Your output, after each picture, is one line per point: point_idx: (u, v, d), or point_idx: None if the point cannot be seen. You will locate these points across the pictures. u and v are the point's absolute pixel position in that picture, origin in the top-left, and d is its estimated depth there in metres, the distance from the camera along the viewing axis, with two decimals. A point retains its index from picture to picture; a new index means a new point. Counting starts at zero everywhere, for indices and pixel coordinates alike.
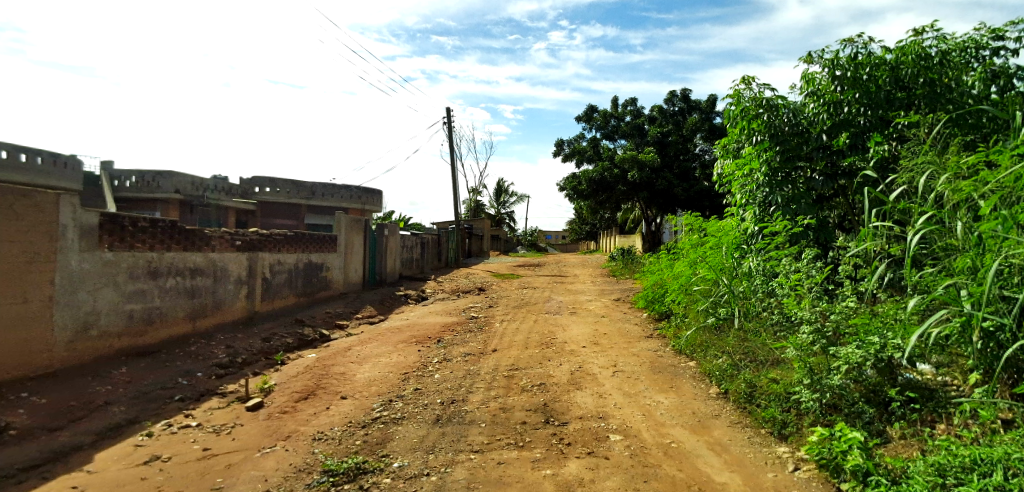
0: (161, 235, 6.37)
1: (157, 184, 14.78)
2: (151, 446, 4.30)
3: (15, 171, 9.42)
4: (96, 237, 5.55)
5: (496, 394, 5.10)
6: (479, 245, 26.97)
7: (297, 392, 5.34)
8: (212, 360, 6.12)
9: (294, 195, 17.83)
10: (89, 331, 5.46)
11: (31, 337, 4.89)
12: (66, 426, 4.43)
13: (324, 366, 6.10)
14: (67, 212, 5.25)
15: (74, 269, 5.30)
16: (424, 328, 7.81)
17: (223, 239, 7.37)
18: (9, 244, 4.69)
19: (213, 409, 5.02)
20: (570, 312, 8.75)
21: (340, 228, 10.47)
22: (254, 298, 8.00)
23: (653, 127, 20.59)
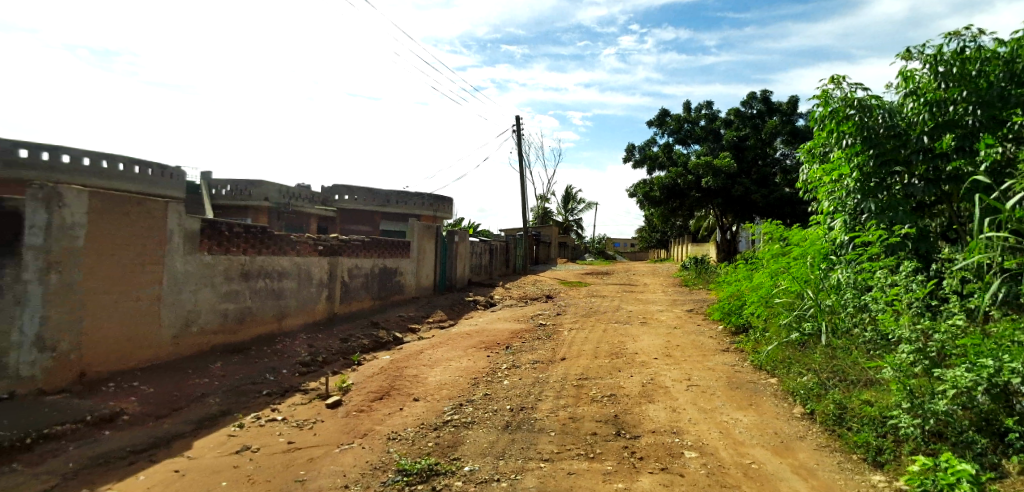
0: (254, 240, 6.85)
1: (249, 193, 16.01)
2: (242, 436, 4.61)
3: (130, 181, 10.50)
4: (198, 241, 6.05)
5: (566, 403, 5.05)
6: (545, 252, 27.03)
7: (373, 392, 5.55)
8: (296, 358, 6.49)
9: (370, 202, 18.67)
10: (191, 327, 5.97)
11: (141, 331, 5.42)
12: (169, 414, 4.85)
13: (397, 368, 6.31)
14: (174, 219, 5.76)
15: (179, 271, 5.81)
16: (493, 334, 7.89)
17: (307, 244, 7.82)
18: (126, 247, 5.22)
19: (296, 405, 5.32)
20: (641, 322, 8.55)
21: (414, 235, 10.83)
22: (334, 300, 8.42)
23: (730, 131, 19.82)
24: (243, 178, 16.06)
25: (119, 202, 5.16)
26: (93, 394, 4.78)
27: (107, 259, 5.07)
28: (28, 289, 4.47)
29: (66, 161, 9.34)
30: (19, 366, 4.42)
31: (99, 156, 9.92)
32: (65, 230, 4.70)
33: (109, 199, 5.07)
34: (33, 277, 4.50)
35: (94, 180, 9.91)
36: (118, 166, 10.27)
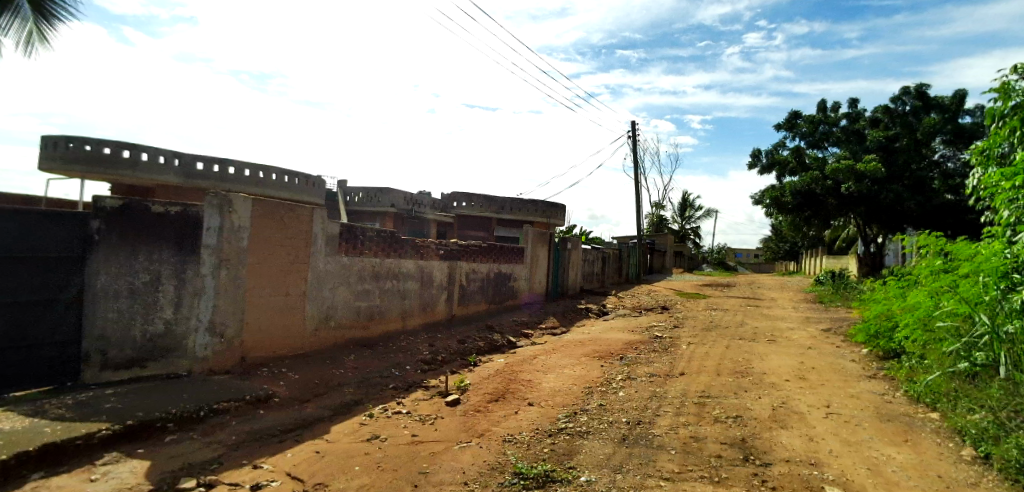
0: (384, 243, 7.37)
1: (378, 199, 17.37)
2: (372, 425, 4.97)
3: (282, 190, 11.77)
4: (337, 244, 6.64)
5: (686, 421, 4.81)
6: (660, 261, 26.11)
7: (489, 393, 5.71)
8: (418, 356, 6.88)
9: (486, 209, 19.34)
10: (329, 321, 6.57)
11: (289, 323, 6.06)
12: (311, 399, 5.36)
13: (512, 372, 6.43)
14: (319, 223, 6.37)
15: (321, 270, 6.41)
16: (607, 344, 7.75)
17: (430, 248, 8.27)
18: (279, 248, 5.88)
19: (419, 400, 5.63)
20: (769, 340, 7.92)
21: (528, 241, 11.01)
22: (452, 302, 8.82)
23: (876, 131, 17.79)
24: (374, 186, 17.47)
25: (275, 208, 5.82)
26: (251, 376, 5.43)
27: (265, 257, 5.74)
28: (204, 282, 5.21)
29: (233, 172, 10.72)
30: (196, 347, 5.20)
31: (258, 167, 11.25)
32: (234, 233, 5.38)
33: (268, 205, 5.73)
34: (209, 271, 5.23)
35: (254, 189, 11.26)
36: (273, 176, 11.58)
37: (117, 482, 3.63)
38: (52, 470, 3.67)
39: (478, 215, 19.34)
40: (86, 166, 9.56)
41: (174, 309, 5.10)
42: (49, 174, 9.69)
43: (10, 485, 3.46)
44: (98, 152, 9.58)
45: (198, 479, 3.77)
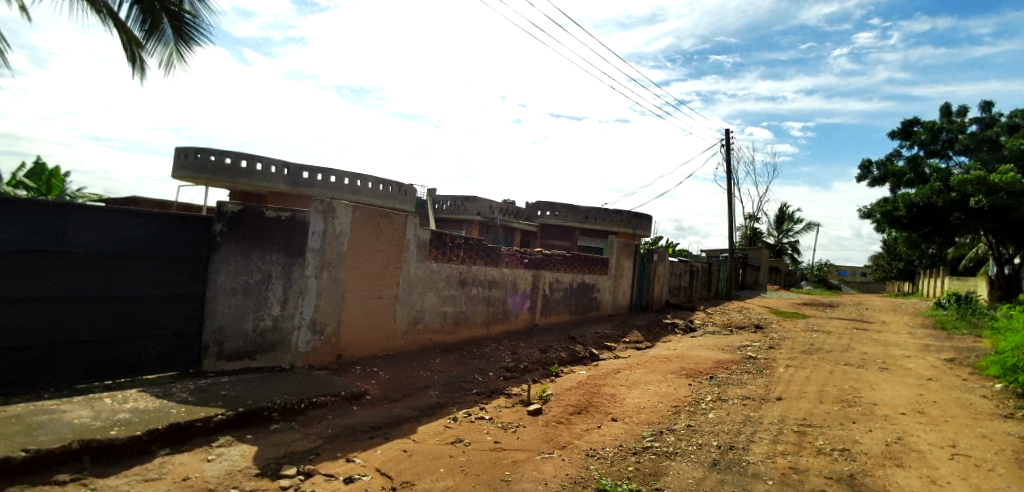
0: (471, 251, 7.55)
1: (465, 207, 17.89)
2: (456, 429, 5.08)
3: (377, 196, 12.42)
4: (427, 250, 6.88)
5: (784, 450, 4.49)
6: (753, 277, 24.72)
7: (571, 405, 5.65)
8: (501, 363, 6.96)
9: (570, 218, 19.32)
10: (417, 325, 6.82)
11: (381, 325, 6.37)
12: (399, 399, 5.58)
13: (595, 385, 6.33)
14: (411, 230, 6.64)
15: (412, 275, 6.68)
16: (695, 361, 7.44)
17: (515, 256, 8.37)
18: (375, 253, 6.21)
19: (502, 407, 5.69)
20: (880, 367, 7.22)
21: (612, 252, 10.85)
22: (535, 311, 8.86)
23: (1015, 137, 15.76)
24: (462, 195, 18.01)
25: (372, 214, 6.14)
26: (346, 373, 5.75)
27: (362, 261, 6.07)
28: (308, 283, 5.59)
29: (333, 180, 11.45)
30: (299, 344, 5.57)
31: (356, 176, 11.93)
32: (335, 237, 5.71)
33: (367, 212, 6.05)
34: (312, 273, 5.60)
35: (351, 196, 11.95)
36: (368, 184, 12.23)
37: (229, 464, 3.96)
38: (175, 447, 4.09)
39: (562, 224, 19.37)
40: (210, 175, 10.65)
41: (280, 306, 5.63)
42: (180, 182, 10.90)
43: (142, 458, 3.89)
44: (220, 162, 10.64)
45: (298, 467, 4.04)
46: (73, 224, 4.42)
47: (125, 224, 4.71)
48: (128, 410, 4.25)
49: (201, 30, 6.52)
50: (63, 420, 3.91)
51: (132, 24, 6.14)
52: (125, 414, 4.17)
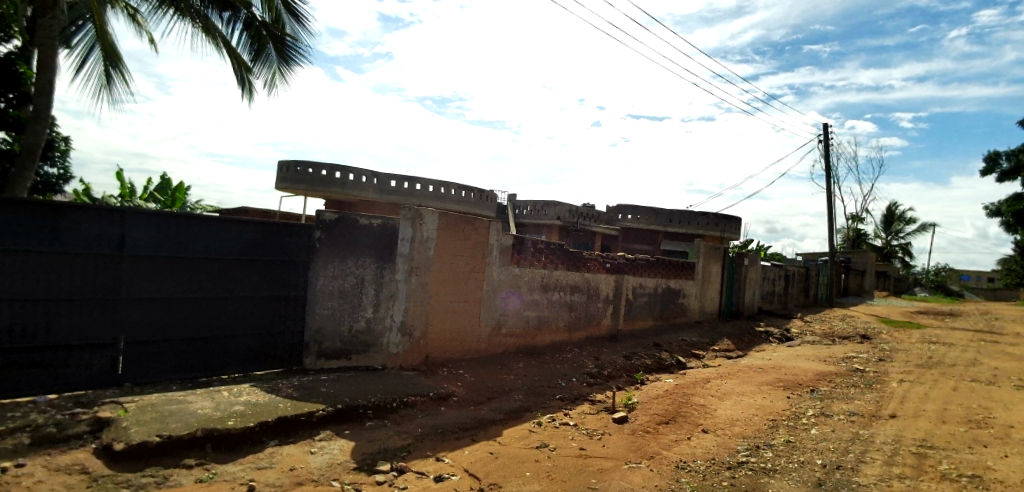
0: (553, 255, 7.55)
1: (545, 212, 17.97)
2: (540, 433, 5.09)
3: (459, 203, 12.76)
4: (509, 254, 6.96)
5: (900, 474, 4.09)
6: (856, 282, 22.81)
7: (659, 415, 5.49)
8: (584, 368, 6.91)
9: (654, 222, 18.87)
10: (501, 329, 6.93)
11: (466, 329, 6.53)
12: (484, 401, 5.68)
13: (683, 394, 6.11)
14: (495, 235, 6.74)
15: (495, 280, 6.79)
16: (793, 373, 6.96)
17: (597, 261, 8.28)
18: (460, 257, 6.37)
19: (586, 414, 5.63)
20: (1017, 385, 6.39)
21: (699, 256, 10.45)
22: (618, 316, 8.71)
23: None
24: (542, 199, 18.11)
25: (457, 220, 6.32)
26: (433, 375, 5.94)
27: (447, 266, 6.26)
28: (398, 287, 5.90)
29: (419, 187, 11.90)
30: (391, 345, 5.90)
31: (439, 184, 12.33)
32: (423, 243, 6.01)
33: (452, 219, 6.25)
34: (401, 277, 5.91)
35: (435, 203, 12.37)
36: (451, 191, 12.60)
37: (329, 457, 4.22)
38: (282, 439, 4.41)
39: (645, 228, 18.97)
40: (309, 186, 11.44)
41: (373, 309, 5.83)
42: (283, 193, 11.80)
43: (255, 447, 4.24)
44: (317, 174, 11.40)
45: (392, 463, 4.23)
46: (193, 231, 4.91)
47: (238, 231, 5.17)
48: (242, 402, 4.65)
49: (300, 50, 7.01)
50: (189, 409, 4.35)
51: (242, 50, 6.72)
52: (239, 406, 4.56)
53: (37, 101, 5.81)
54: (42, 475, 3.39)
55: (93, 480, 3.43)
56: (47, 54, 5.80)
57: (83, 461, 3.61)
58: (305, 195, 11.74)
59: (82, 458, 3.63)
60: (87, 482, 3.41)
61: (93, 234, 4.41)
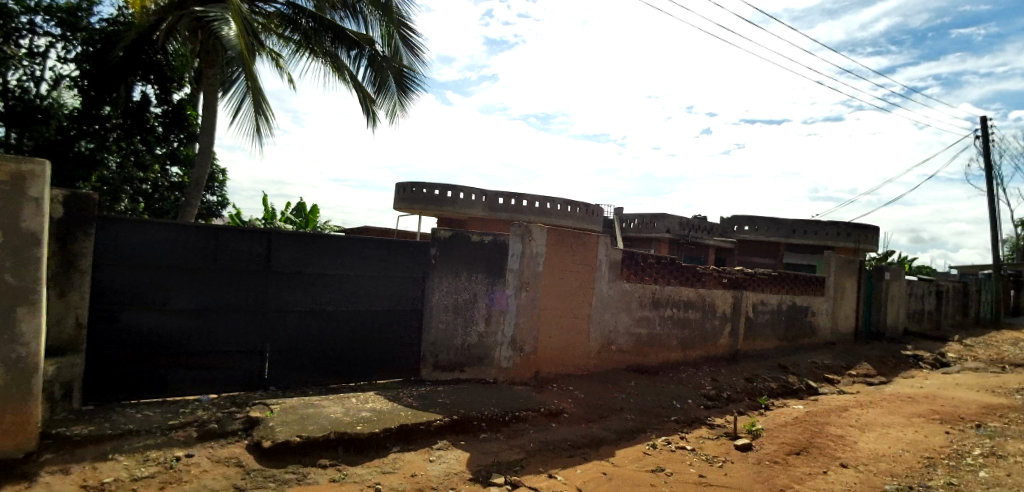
0: (664, 270, 7.31)
1: (654, 225, 17.39)
2: (655, 457, 4.89)
3: (564, 217, 12.79)
4: (619, 270, 6.83)
5: None
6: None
7: (788, 444, 5.04)
8: (701, 390, 6.57)
9: (775, 233, 17.77)
10: (611, 346, 6.82)
11: (575, 344, 6.49)
12: (596, 420, 5.58)
13: (816, 423, 5.58)
14: (603, 250, 6.65)
15: (604, 295, 6.70)
16: (952, 405, 6.10)
17: (713, 276, 7.87)
18: (568, 273, 6.37)
19: (704, 438, 5.34)
20: None
21: (829, 270, 9.54)
22: (737, 335, 8.19)
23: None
24: (650, 213, 17.58)
25: (566, 236, 6.32)
26: (544, 390, 5.97)
27: (556, 281, 6.29)
28: (509, 302, 6.03)
29: (525, 204, 12.12)
30: (502, 359, 6.03)
31: (542, 200, 12.49)
32: (532, 258, 6.08)
33: (561, 234, 6.27)
34: (513, 292, 6.03)
35: (541, 219, 12.51)
36: (557, 206, 12.68)
37: (446, 466, 4.38)
38: (404, 446, 4.64)
39: (764, 240, 17.92)
40: (422, 205, 12.11)
41: (485, 324, 6.01)
42: (400, 213, 12.60)
43: (380, 452, 4.51)
44: (430, 194, 12.06)
45: (506, 477, 4.29)
46: (327, 249, 5.40)
47: (363, 248, 5.60)
48: (368, 409, 4.98)
49: (416, 80, 7.52)
50: (323, 413, 4.74)
51: (367, 84, 7.33)
52: (366, 412, 4.89)
53: (202, 140, 6.76)
54: (207, 465, 3.87)
55: (247, 473, 3.86)
56: (212, 99, 6.75)
57: (238, 455, 4.07)
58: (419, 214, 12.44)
59: (238, 453, 4.10)
60: (242, 474, 3.84)
61: (247, 252, 5.01)
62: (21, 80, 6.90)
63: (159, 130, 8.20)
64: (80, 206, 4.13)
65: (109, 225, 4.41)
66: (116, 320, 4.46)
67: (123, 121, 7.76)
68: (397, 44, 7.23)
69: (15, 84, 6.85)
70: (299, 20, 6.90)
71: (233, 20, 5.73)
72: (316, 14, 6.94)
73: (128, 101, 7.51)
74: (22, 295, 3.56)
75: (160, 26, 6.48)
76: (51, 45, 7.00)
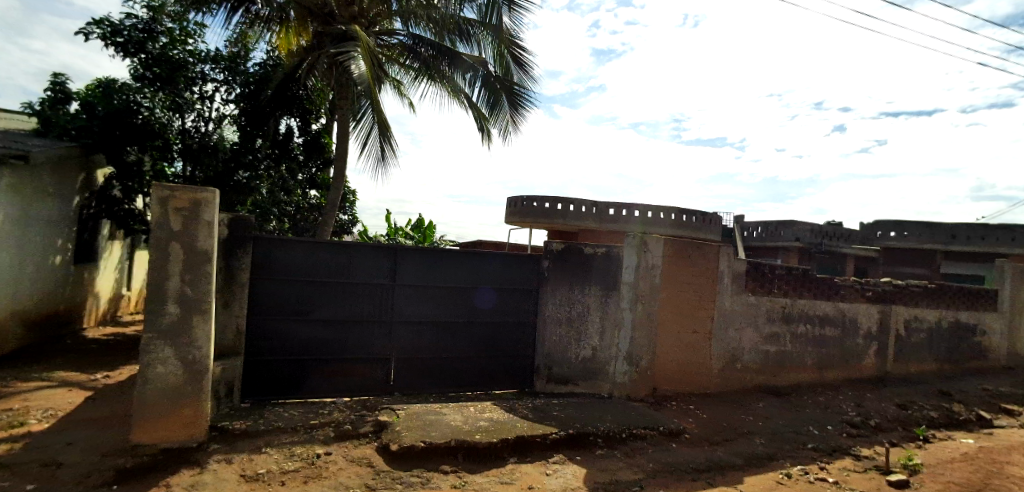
0: (795, 282, 6.73)
1: (781, 233, 16.17)
2: (791, 487, 4.46)
3: (680, 227, 12.27)
4: (744, 282, 6.39)
5: None
6: None
7: (957, 485, 4.34)
8: (843, 416, 5.93)
9: (929, 241, 15.65)
10: (735, 363, 6.40)
11: (695, 361, 6.16)
12: (721, 442, 5.21)
13: (992, 461, 4.76)
14: (725, 261, 6.26)
15: (727, 309, 6.30)
16: None
17: (854, 289, 7.08)
18: (687, 285, 6.07)
19: (849, 470, 4.77)
20: None
21: (1004, 282, 8.17)
22: (886, 355, 7.30)
23: None
24: (776, 220, 16.39)
25: (684, 246, 6.03)
26: (662, 407, 5.72)
27: (674, 294, 6.01)
28: (624, 315, 5.86)
29: (638, 214, 11.81)
30: (617, 374, 5.85)
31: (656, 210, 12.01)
32: (648, 270, 5.87)
33: (678, 245, 5.99)
34: (627, 305, 5.85)
35: (656, 230, 12.11)
36: (673, 215, 12.21)
37: (564, 481, 4.33)
38: (521, 457, 4.65)
39: (916, 248, 15.88)
40: (533, 218, 12.23)
41: (599, 337, 5.92)
42: (511, 226, 12.86)
43: (498, 462, 4.56)
44: (540, 207, 12.16)
45: None
46: (447, 263, 5.67)
47: (479, 262, 5.79)
48: (486, 419, 5.08)
49: (527, 96, 7.71)
50: (444, 421, 4.91)
51: (481, 104, 7.63)
52: (484, 422, 4.98)
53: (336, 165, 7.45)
54: (343, 463, 4.18)
55: (377, 473, 4.09)
56: (344, 127, 7.41)
57: (369, 456, 4.34)
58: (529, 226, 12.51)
59: (368, 454, 4.37)
60: (373, 474, 4.08)
61: (376, 267, 5.40)
62: (195, 121, 8.07)
63: (301, 158, 8.95)
64: (240, 228, 4.71)
65: (263, 244, 4.98)
66: (269, 329, 5.01)
67: (271, 151, 8.56)
68: (508, 64, 7.58)
69: (191, 125, 8.03)
70: (419, 49, 7.38)
71: (363, 54, 6.31)
72: (435, 42, 7.35)
73: (276, 133, 8.48)
74: (197, 304, 4.09)
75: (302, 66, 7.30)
76: (218, 90, 8.13)
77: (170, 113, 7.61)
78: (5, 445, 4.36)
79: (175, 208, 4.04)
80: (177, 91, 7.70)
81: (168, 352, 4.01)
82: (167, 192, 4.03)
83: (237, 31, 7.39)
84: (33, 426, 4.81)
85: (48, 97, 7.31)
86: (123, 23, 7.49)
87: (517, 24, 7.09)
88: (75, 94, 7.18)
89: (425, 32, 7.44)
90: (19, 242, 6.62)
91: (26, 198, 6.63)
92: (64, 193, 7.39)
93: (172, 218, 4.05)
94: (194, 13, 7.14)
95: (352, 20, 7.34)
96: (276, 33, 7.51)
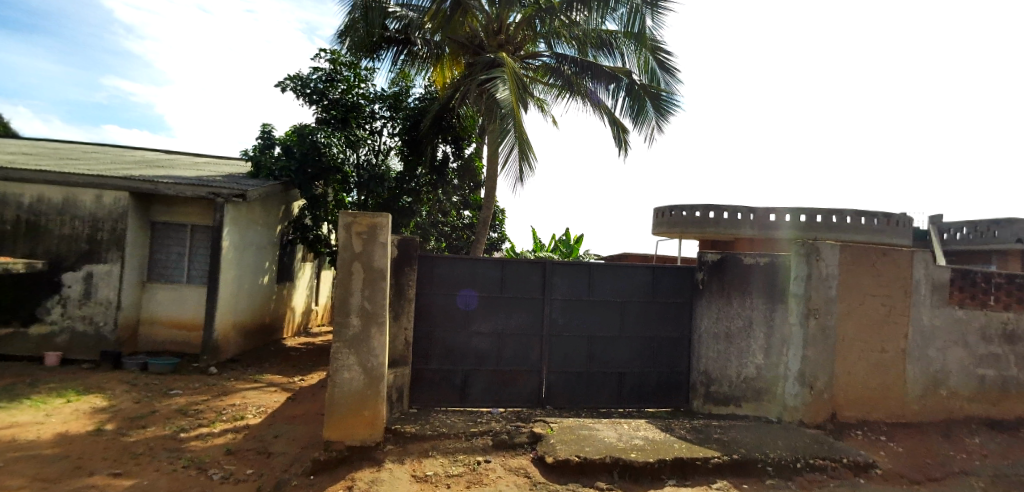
0: (1019, 293, 5.62)
1: (994, 234, 13.50)
2: None
3: (858, 232, 10.79)
4: (948, 293, 5.45)
5: None
6: None
7: None
8: None
9: None
10: (939, 389, 5.45)
11: (887, 385, 5.34)
12: (923, 482, 4.39)
13: None
14: (921, 269, 5.38)
15: (927, 325, 5.39)
16: None
17: None
18: (875, 297, 5.28)
19: None
20: None
21: None
22: None
23: None
24: (986, 218, 13.73)
25: (867, 252, 5.27)
26: (845, 436, 5.04)
27: (858, 307, 5.25)
28: (794, 330, 5.24)
29: (803, 219, 10.64)
30: (787, 395, 5.25)
31: (803, 212, 10.71)
32: (823, 281, 5.15)
33: (859, 250, 5.24)
34: (797, 320, 5.22)
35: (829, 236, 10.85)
36: (848, 218, 10.81)
37: None
38: (681, 480, 4.36)
39: None
40: (683, 228, 11.64)
41: (764, 355, 5.42)
42: (659, 237, 12.44)
43: (655, 483, 4.33)
44: (691, 216, 11.54)
45: None
46: (596, 277, 5.71)
47: (629, 275, 5.78)
48: (641, 437, 4.89)
49: (674, 103, 7.52)
50: (599, 436, 4.84)
51: (626, 115, 7.58)
52: (639, 440, 4.79)
53: (488, 186, 7.87)
54: (501, 472, 4.32)
55: (534, 485, 4.15)
56: (494, 149, 7.83)
57: (526, 466, 4.43)
58: (681, 236, 11.92)
59: (525, 464, 4.46)
60: (530, 485, 4.14)
61: (530, 281, 5.59)
62: (367, 155, 9.14)
63: (455, 182, 9.71)
64: (408, 247, 5.17)
65: (427, 261, 5.43)
66: (434, 340, 5.42)
67: (430, 177, 9.40)
68: (654, 70, 7.53)
69: (365, 159, 9.12)
70: (562, 68, 7.64)
71: (508, 80, 6.77)
72: (577, 59, 7.60)
73: (432, 159, 9.27)
74: (374, 317, 4.55)
75: (456, 95, 7.96)
76: (385, 125, 9.13)
77: (347, 149, 8.70)
78: (231, 434, 5.29)
79: (357, 232, 4.58)
80: (351, 129, 8.87)
81: (351, 358, 4.49)
82: (350, 218, 4.61)
83: (400, 70, 8.30)
84: (250, 420, 5.75)
85: (259, 145, 8.75)
86: (313, 76, 8.80)
87: (658, 27, 6.94)
88: (277, 139, 8.56)
89: (569, 49, 7.73)
90: (238, 265, 8.00)
91: (241, 226, 7.96)
92: (270, 222, 8.81)
93: (355, 241, 4.60)
94: (365, 61, 8.20)
95: (500, 47, 7.78)
96: (432, 71, 8.43)
